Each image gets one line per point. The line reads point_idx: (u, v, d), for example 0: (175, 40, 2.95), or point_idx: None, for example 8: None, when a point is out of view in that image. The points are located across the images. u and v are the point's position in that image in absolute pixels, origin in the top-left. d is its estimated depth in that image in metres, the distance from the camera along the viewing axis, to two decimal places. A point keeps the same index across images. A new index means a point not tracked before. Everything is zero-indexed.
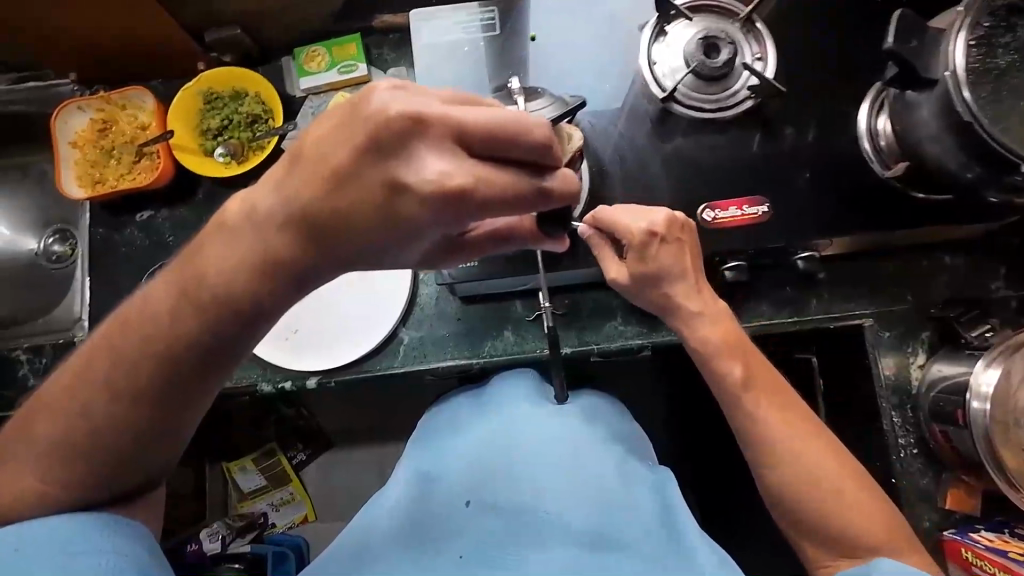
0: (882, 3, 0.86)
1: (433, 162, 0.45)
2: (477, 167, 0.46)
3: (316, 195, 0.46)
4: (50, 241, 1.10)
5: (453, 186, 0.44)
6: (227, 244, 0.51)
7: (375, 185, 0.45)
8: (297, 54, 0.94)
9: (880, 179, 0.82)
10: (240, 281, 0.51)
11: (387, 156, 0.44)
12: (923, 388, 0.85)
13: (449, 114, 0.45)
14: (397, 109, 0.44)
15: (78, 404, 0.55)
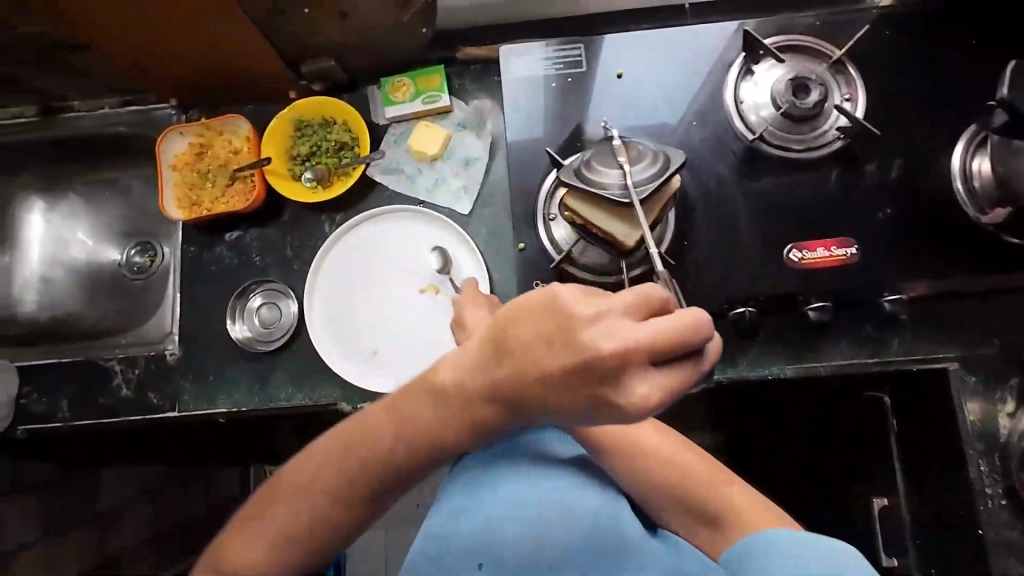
0: (977, 42, 0.85)
1: (640, 392, 0.43)
2: (666, 382, 0.43)
3: (529, 401, 0.47)
4: (133, 253, 1.16)
5: (650, 406, 0.43)
6: (439, 404, 0.55)
7: (587, 412, 0.44)
8: (383, 84, 0.98)
9: (975, 222, 0.81)
10: (450, 434, 0.56)
11: (597, 386, 0.43)
12: (1014, 437, 0.81)
13: (642, 337, 0.42)
14: (599, 343, 0.42)
15: (292, 507, 0.63)
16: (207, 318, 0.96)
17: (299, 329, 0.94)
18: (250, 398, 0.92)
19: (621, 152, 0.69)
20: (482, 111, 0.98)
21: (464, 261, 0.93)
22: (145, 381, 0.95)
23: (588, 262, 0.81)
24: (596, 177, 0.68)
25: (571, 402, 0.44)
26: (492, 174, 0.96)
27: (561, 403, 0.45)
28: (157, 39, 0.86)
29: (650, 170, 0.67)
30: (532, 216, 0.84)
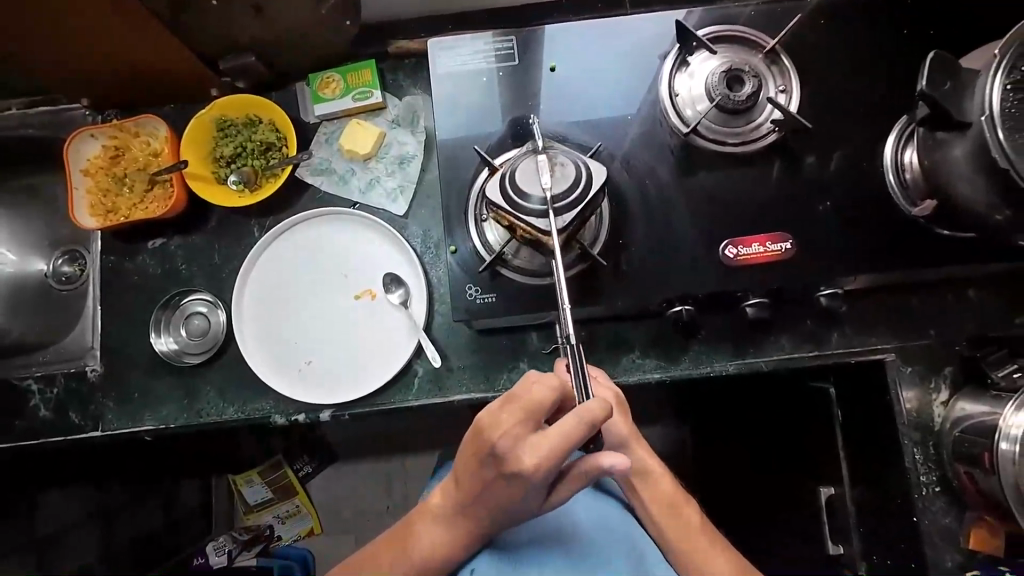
0: (910, 31, 0.84)
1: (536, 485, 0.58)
2: (543, 444, 0.58)
3: (477, 493, 0.65)
4: (60, 262, 1.10)
5: (534, 468, 0.58)
6: (433, 528, 0.72)
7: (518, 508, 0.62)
8: (312, 80, 0.93)
9: (907, 215, 0.81)
10: (442, 547, 0.71)
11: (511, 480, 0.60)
12: (946, 424, 0.83)
13: (511, 416, 0.60)
14: (484, 434, 0.61)
15: None
16: (130, 332, 0.91)
17: (228, 340, 0.89)
18: (178, 414, 0.88)
19: (544, 170, 0.66)
20: (416, 107, 0.94)
21: (400, 265, 0.90)
22: (66, 401, 0.90)
23: (522, 263, 0.79)
24: (518, 184, 0.66)
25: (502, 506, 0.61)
26: (428, 173, 0.93)
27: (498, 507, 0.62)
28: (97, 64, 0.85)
29: (565, 186, 0.66)
30: (465, 217, 0.81)
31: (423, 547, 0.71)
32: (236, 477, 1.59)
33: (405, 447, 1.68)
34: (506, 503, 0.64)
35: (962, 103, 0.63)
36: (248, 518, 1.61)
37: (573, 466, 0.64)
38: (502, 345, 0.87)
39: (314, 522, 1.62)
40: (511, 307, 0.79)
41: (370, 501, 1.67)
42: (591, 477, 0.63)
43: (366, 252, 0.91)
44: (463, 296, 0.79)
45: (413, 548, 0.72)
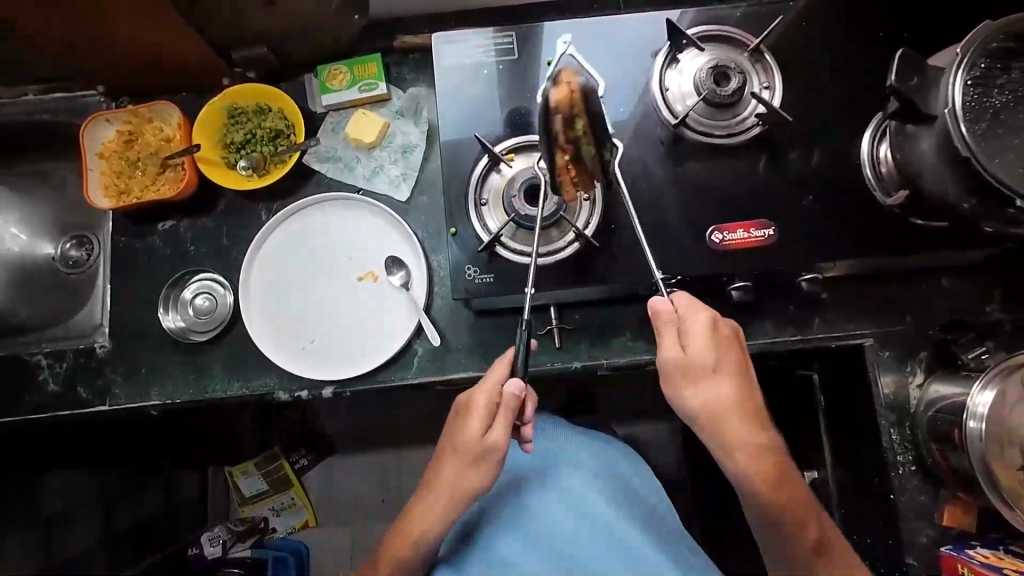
0: (886, 33, 0.89)
1: (474, 425, 0.74)
2: (480, 389, 0.74)
3: (449, 460, 0.77)
4: (67, 246, 1.12)
5: (477, 402, 0.74)
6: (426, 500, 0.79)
7: (488, 454, 0.74)
8: (319, 72, 0.97)
9: (883, 206, 0.85)
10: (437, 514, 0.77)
11: (725, 410, 0.74)
12: (921, 406, 0.87)
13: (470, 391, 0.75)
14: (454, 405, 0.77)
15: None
16: (139, 310, 0.94)
17: (235, 319, 0.93)
18: (184, 389, 0.91)
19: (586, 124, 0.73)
20: (420, 98, 0.98)
21: (401, 249, 0.94)
22: (75, 375, 0.92)
23: (519, 246, 0.83)
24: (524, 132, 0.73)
25: (471, 455, 0.75)
26: (430, 162, 0.97)
27: (473, 459, 0.75)
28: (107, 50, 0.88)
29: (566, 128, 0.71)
30: (466, 203, 0.85)
31: (440, 512, 0.77)
32: (233, 468, 1.62)
33: (401, 438, 1.71)
34: (461, 454, 0.76)
35: (929, 97, 0.68)
36: (244, 510, 1.63)
37: (502, 407, 0.73)
38: (499, 326, 0.90)
39: (309, 514, 1.64)
40: (508, 288, 0.83)
41: (365, 492, 1.69)
42: (513, 407, 0.73)
43: (368, 237, 0.95)
44: (463, 276, 0.83)
45: (422, 519, 0.78)
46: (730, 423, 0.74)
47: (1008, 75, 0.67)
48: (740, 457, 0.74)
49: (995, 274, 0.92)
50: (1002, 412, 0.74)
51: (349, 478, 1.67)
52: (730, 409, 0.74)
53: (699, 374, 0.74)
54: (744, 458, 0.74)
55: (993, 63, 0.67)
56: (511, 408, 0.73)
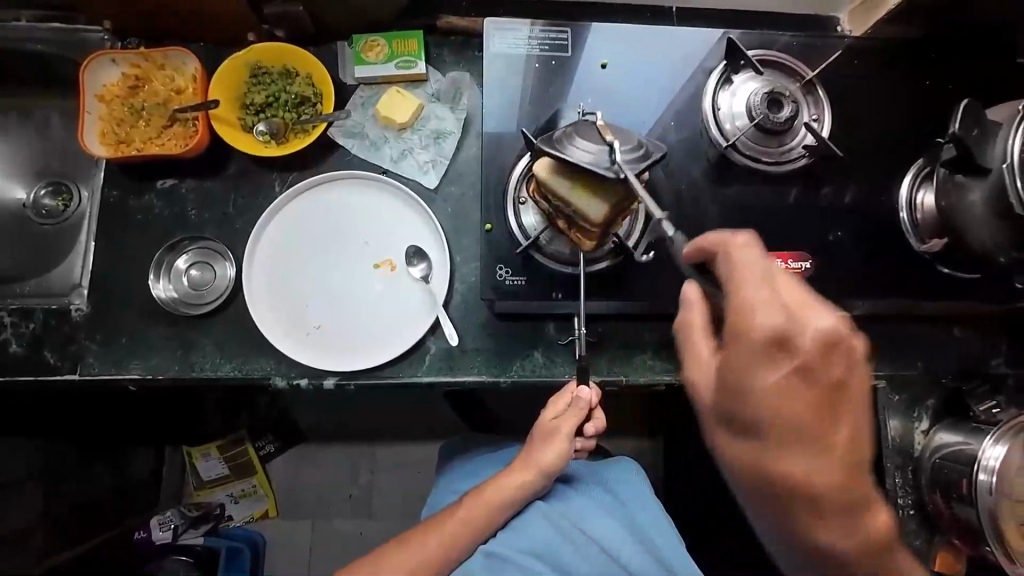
0: (933, 81, 0.90)
1: (549, 409, 0.81)
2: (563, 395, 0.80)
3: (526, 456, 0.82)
4: (42, 193, 1.01)
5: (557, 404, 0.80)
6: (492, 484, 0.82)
7: (557, 441, 0.80)
8: (354, 41, 0.91)
9: (914, 251, 0.86)
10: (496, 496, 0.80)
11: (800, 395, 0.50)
12: (926, 453, 0.88)
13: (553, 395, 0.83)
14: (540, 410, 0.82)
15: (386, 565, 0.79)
16: (126, 273, 0.85)
17: (234, 295, 0.85)
18: (169, 365, 0.83)
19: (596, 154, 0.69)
20: (460, 84, 0.93)
21: (424, 240, 0.89)
22: (43, 338, 0.83)
23: (555, 250, 0.80)
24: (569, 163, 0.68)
25: (546, 442, 0.80)
26: (463, 151, 0.92)
27: (550, 440, 0.80)
28: None
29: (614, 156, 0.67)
30: (504, 198, 0.81)
31: (512, 489, 0.80)
32: (193, 449, 1.53)
33: (381, 433, 1.64)
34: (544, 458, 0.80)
35: (986, 150, 0.68)
36: (199, 495, 1.55)
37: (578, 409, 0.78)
38: (520, 331, 0.86)
39: (270, 504, 1.57)
40: (539, 293, 0.80)
41: (337, 486, 1.61)
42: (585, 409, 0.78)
43: (393, 223, 0.89)
44: (493, 276, 0.80)
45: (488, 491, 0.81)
46: (765, 376, 0.51)
47: None
48: (816, 470, 0.51)
49: (1005, 329, 0.94)
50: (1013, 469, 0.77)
51: (319, 469, 1.62)
52: (798, 393, 0.50)
53: (744, 306, 0.53)
54: (829, 482, 0.51)
55: None
56: (581, 408, 0.79)
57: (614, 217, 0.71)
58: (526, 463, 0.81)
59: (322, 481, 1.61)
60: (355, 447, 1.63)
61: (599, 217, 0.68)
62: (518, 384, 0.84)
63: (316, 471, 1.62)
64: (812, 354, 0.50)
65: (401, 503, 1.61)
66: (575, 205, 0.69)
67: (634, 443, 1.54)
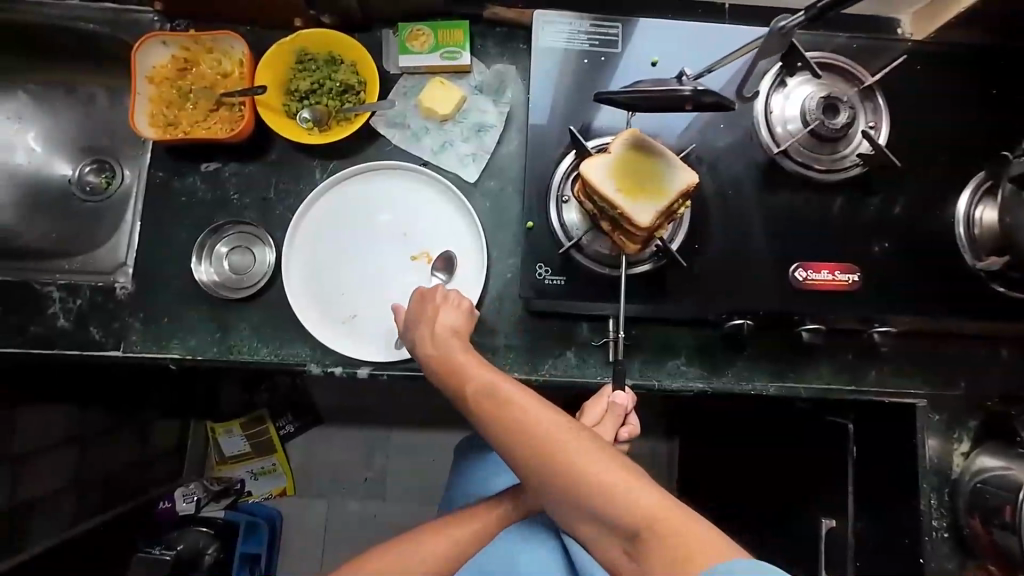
0: (999, 90, 0.86)
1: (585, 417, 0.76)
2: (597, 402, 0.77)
3: None
4: (87, 170, 1.03)
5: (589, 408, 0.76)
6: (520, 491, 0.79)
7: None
8: (401, 30, 0.90)
9: (968, 269, 0.83)
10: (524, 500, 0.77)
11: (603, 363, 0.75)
12: (965, 475, 0.85)
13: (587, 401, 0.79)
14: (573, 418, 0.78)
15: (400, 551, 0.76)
16: (169, 254, 0.87)
17: (274, 279, 0.86)
18: (208, 346, 0.84)
19: (635, 154, 0.69)
20: (504, 77, 0.92)
21: (460, 234, 0.88)
22: (89, 314, 0.85)
23: (596, 251, 0.78)
24: (610, 164, 0.69)
25: None
26: (504, 146, 0.90)
27: None
28: None
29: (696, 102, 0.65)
30: (545, 195, 0.80)
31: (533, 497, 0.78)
32: (217, 425, 1.59)
33: (398, 419, 1.66)
34: None
35: None
36: (222, 468, 1.60)
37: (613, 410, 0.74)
38: (554, 330, 0.85)
39: (289, 482, 1.61)
40: (577, 293, 0.79)
41: (353, 469, 1.64)
42: (619, 413, 0.74)
43: (431, 218, 0.88)
44: (532, 274, 0.79)
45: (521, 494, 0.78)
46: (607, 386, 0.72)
47: None
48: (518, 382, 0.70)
49: None
50: None
51: (340, 451, 1.65)
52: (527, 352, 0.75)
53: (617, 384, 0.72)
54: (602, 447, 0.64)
55: None
56: (617, 414, 0.74)
57: (659, 223, 0.69)
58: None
59: (342, 464, 1.65)
60: (374, 432, 1.66)
61: (645, 223, 0.66)
62: (550, 383, 0.84)
63: (335, 453, 1.65)
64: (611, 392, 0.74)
65: (415, 490, 1.63)
66: (621, 211, 0.67)
67: (650, 445, 1.53)
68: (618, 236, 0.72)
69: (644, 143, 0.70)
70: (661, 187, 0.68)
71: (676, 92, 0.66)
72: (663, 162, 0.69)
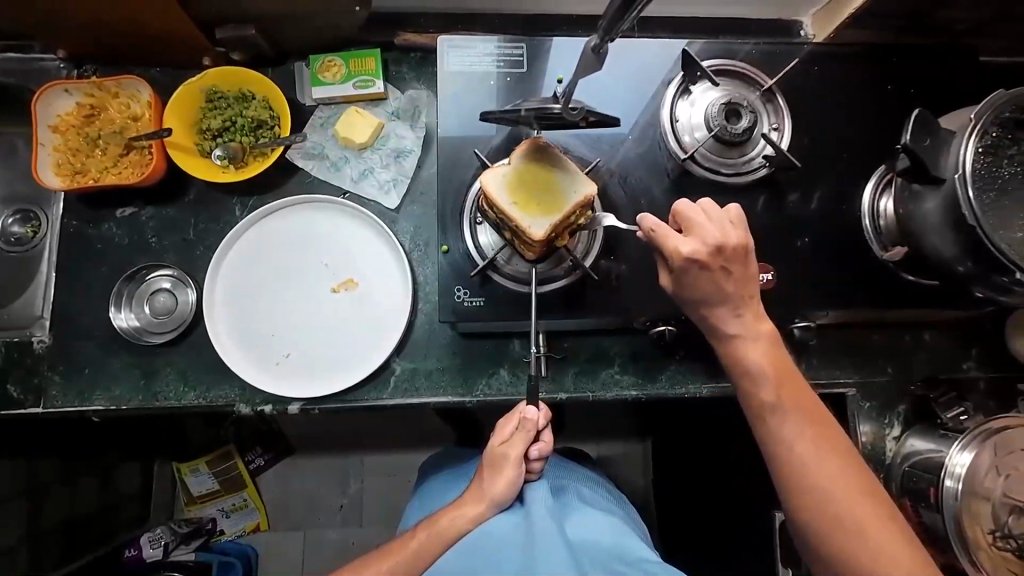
0: (898, 85, 0.89)
1: (497, 434, 0.76)
2: (506, 422, 0.76)
3: (475, 485, 0.76)
4: (10, 221, 1.00)
5: (500, 428, 0.76)
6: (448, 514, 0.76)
7: (510, 468, 0.74)
8: (312, 61, 0.90)
9: (878, 259, 0.85)
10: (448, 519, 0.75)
11: (699, 265, 0.68)
12: (897, 459, 0.87)
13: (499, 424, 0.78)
14: (488, 441, 0.77)
15: None
16: (88, 302, 0.85)
17: (197, 321, 0.85)
18: (133, 394, 0.83)
19: (528, 163, 0.70)
20: (419, 101, 0.92)
21: (383, 260, 0.88)
22: (6, 371, 0.83)
23: (514, 270, 0.79)
24: (505, 175, 0.69)
25: (493, 466, 0.75)
26: (424, 170, 0.91)
27: (498, 469, 0.74)
28: (66, 14, 0.78)
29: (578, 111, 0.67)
30: (461, 218, 0.81)
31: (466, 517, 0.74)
32: (182, 465, 1.56)
33: (367, 444, 1.64)
34: (493, 489, 0.74)
35: (939, 159, 0.68)
36: (191, 507, 1.57)
37: (521, 423, 0.75)
38: (484, 350, 0.86)
39: (261, 518, 1.58)
40: (498, 313, 0.79)
41: (325, 497, 1.62)
42: (527, 427, 0.74)
43: (353, 246, 0.88)
44: (452, 297, 0.79)
45: (448, 515, 0.75)
46: (733, 323, 0.70)
47: (1018, 146, 0.70)
48: (758, 345, 0.70)
49: (975, 333, 0.93)
50: (978, 476, 0.76)
51: (309, 483, 1.62)
52: (659, 235, 0.70)
53: (703, 299, 0.70)
54: (808, 414, 0.68)
55: (1004, 133, 0.70)
56: (528, 430, 0.74)
57: (558, 235, 0.70)
58: (479, 493, 0.75)
59: (312, 495, 1.62)
60: (342, 459, 1.63)
61: (539, 235, 0.66)
62: (484, 403, 0.84)
63: (304, 484, 1.62)
64: (728, 319, 0.70)
65: (388, 515, 1.61)
66: (516, 222, 0.67)
67: (622, 450, 1.52)
68: (514, 241, 0.73)
69: (545, 154, 0.70)
70: (557, 199, 0.68)
71: (550, 109, 0.68)
72: (560, 172, 0.70)
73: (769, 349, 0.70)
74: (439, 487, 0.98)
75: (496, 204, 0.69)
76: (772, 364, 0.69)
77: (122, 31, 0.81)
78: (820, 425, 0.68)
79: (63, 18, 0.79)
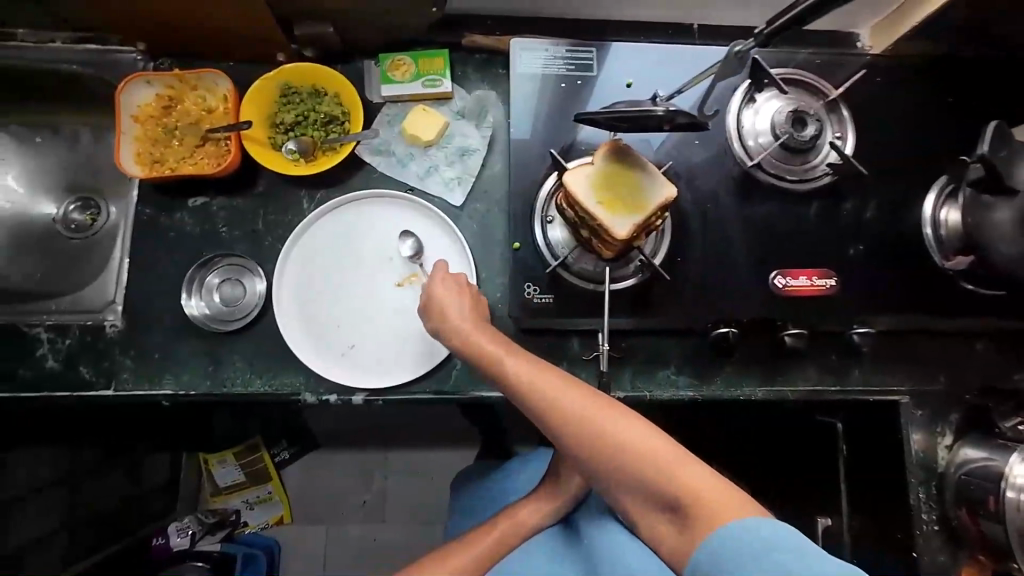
0: (957, 98, 0.90)
1: None
2: None
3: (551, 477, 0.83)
4: (71, 208, 1.03)
5: None
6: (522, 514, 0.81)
7: None
8: (382, 60, 0.92)
9: (938, 268, 0.86)
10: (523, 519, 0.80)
11: (455, 326, 0.76)
12: (949, 468, 0.87)
13: None
14: None
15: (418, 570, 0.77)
16: (159, 289, 0.87)
17: (265, 310, 0.87)
18: (201, 380, 0.84)
19: (618, 167, 0.71)
20: (485, 101, 0.94)
21: (447, 258, 0.90)
22: (78, 353, 0.85)
23: (582, 268, 0.81)
24: (591, 176, 0.71)
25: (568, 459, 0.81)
26: (488, 169, 0.93)
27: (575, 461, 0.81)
28: (155, 7, 0.80)
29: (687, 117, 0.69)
30: (531, 216, 0.83)
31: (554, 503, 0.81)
32: (209, 456, 1.53)
33: (395, 440, 1.65)
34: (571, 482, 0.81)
35: (1013, 171, 0.69)
36: (214, 500, 1.57)
37: None
38: (544, 347, 0.87)
39: (285, 511, 1.59)
40: (566, 310, 0.82)
41: (353, 492, 1.62)
42: None
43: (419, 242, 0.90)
44: (522, 293, 0.82)
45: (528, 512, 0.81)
46: (513, 377, 0.69)
47: None
48: (529, 386, 0.68)
49: None
50: None
51: (335, 477, 1.63)
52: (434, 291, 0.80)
53: (494, 370, 0.72)
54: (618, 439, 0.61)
55: None
56: None
57: (637, 235, 0.71)
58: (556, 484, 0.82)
59: (338, 490, 1.62)
60: (370, 454, 1.64)
61: (623, 234, 0.68)
62: None
63: (331, 478, 1.63)
64: (507, 377, 0.70)
65: (416, 512, 1.62)
66: (601, 222, 0.69)
67: None
68: (595, 244, 0.75)
69: (628, 155, 0.72)
70: (640, 200, 0.70)
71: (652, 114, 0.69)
72: (644, 174, 0.71)
73: (537, 400, 0.67)
74: (485, 486, 0.98)
75: (582, 207, 0.70)
76: (545, 396, 0.66)
77: (207, 26, 0.84)
78: (598, 427, 0.62)
79: (152, 12, 0.81)
